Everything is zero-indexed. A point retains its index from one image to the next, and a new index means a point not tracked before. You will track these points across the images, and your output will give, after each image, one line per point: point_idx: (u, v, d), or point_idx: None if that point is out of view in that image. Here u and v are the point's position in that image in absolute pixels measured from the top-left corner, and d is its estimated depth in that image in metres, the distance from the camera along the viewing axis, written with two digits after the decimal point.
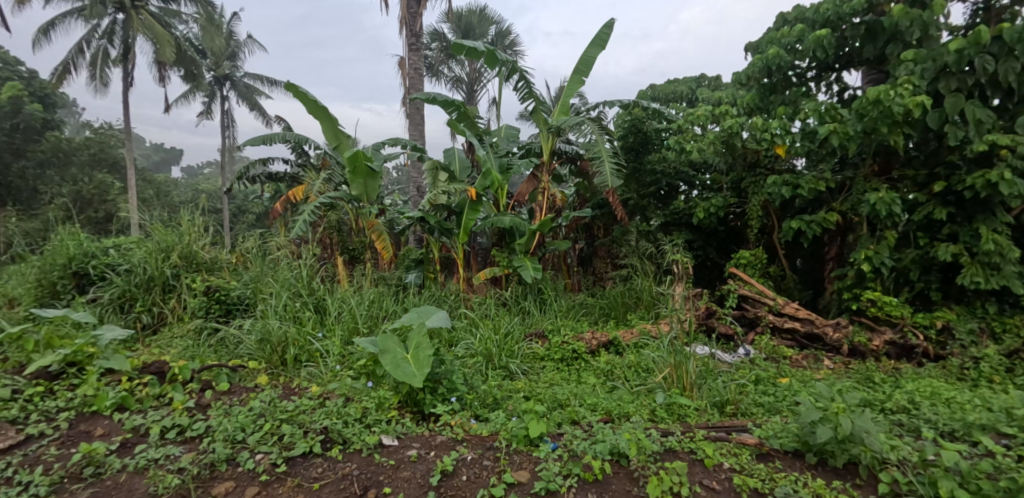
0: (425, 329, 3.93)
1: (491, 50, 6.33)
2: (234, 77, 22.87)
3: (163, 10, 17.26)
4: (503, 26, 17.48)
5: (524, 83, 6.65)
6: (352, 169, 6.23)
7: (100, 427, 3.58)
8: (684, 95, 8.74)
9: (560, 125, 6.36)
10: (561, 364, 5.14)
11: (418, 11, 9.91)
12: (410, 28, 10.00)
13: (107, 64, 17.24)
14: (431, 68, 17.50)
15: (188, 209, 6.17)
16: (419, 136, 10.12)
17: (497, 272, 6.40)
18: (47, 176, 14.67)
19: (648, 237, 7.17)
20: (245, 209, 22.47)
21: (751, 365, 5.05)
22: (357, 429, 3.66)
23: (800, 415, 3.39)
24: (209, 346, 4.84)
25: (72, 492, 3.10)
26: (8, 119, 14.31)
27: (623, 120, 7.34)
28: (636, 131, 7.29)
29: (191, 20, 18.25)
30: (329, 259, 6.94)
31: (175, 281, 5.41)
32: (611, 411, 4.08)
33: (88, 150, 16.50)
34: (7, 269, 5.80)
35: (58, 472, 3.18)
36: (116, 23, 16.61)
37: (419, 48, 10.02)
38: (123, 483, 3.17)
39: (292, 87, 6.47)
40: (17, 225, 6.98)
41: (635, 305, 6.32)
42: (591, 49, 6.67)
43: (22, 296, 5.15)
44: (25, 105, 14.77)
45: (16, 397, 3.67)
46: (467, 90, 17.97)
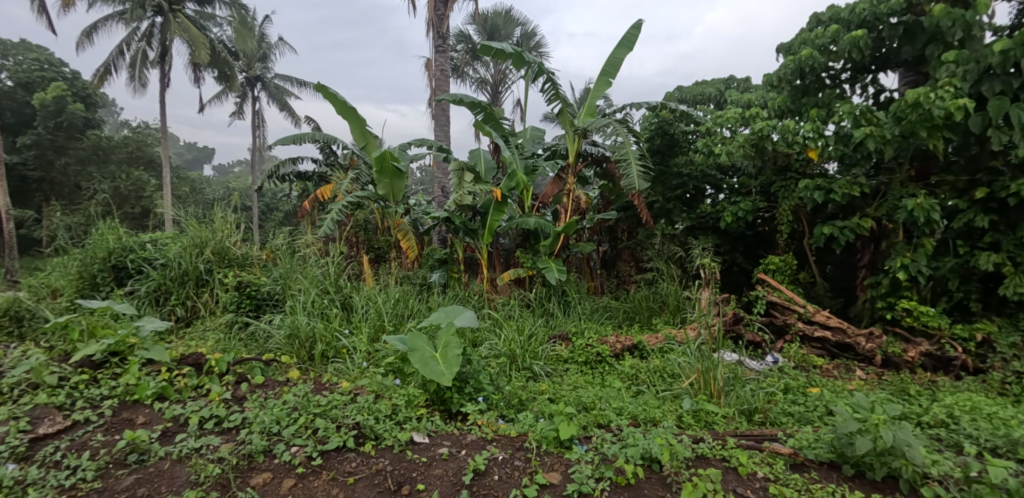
0: (452, 330, 4.20)
1: (519, 51, 6.19)
2: (264, 78, 23.35)
3: (200, 12, 17.66)
4: (529, 28, 17.47)
5: (551, 85, 6.56)
6: (379, 169, 6.24)
7: (142, 415, 3.71)
8: (712, 97, 8.58)
9: (586, 126, 6.23)
10: (585, 367, 5.12)
11: (445, 13, 9.97)
12: (437, 30, 10.08)
13: (145, 65, 17.81)
14: (456, 70, 17.58)
15: (221, 205, 6.29)
16: (444, 136, 10.17)
17: (522, 274, 6.34)
18: (88, 173, 15.50)
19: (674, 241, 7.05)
20: (274, 206, 22.99)
21: (780, 374, 4.91)
22: (389, 426, 3.82)
23: (838, 426, 3.36)
24: (240, 339, 4.95)
25: (117, 478, 3.23)
26: (51, 118, 15.09)
27: (650, 122, 7.15)
28: (663, 133, 7.09)
29: (226, 22, 18.70)
30: (355, 257, 6.96)
31: (208, 276, 5.52)
32: (637, 415, 4.25)
33: (126, 148, 17.26)
34: (51, 261, 5.98)
35: (104, 458, 3.31)
36: (155, 25, 17.21)
37: (445, 50, 10.03)
38: (166, 471, 3.31)
39: (320, 88, 6.46)
40: (61, 219, 7.21)
41: (661, 309, 6.18)
42: (619, 52, 6.59)
43: (65, 287, 5.35)
44: (68, 104, 15.32)
45: (63, 384, 3.81)
46: (492, 91, 18.00)
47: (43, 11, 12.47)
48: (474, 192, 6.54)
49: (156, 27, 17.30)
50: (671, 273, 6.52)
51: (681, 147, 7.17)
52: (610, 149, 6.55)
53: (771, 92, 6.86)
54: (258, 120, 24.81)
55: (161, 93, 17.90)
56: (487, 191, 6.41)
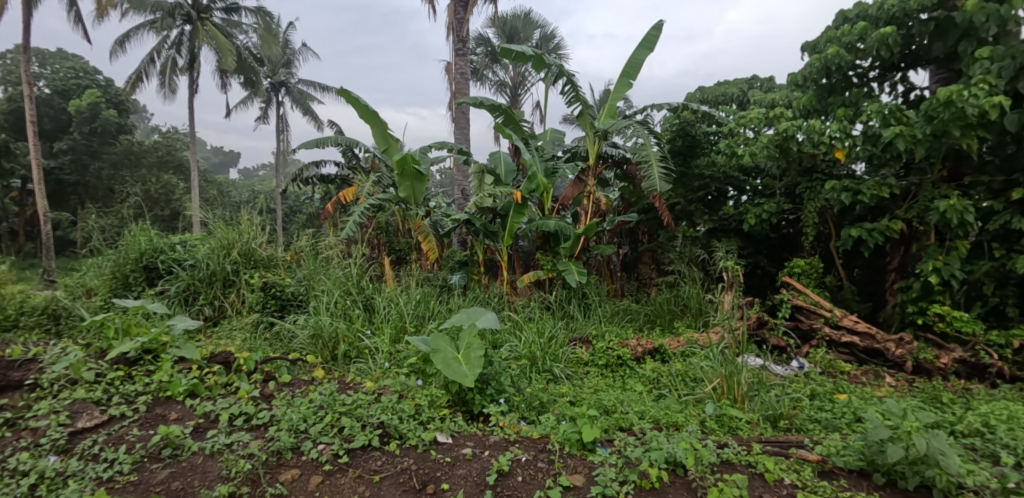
0: (475, 331, 4.29)
1: (539, 53, 6.18)
2: (289, 83, 23.80)
3: (227, 20, 18.05)
4: (547, 29, 17.45)
5: (571, 87, 6.55)
6: (400, 172, 6.30)
7: (174, 412, 3.80)
8: (735, 97, 8.42)
9: (607, 128, 6.20)
10: (606, 370, 5.07)
11: (465, 16, 10.03)
12: (457, 33, 10.14)
13: (175, 72, 18.33)
14: (476, 73, 17.65)
15: (247, 208, 6.43)
16: (464, 139, 10.22)
17: (542, 276, 6.32)
18: (120, 176, 16.39)
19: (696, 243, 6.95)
20: (297, 208, 23.39)
21: (806, 380, 4.80)
22: (412, 425, 3.91)
23: (869, 433, 3.36)
24: (266, 339, 5.05)
25: (152, 471, 3.33)
26: (87, 123, 15.92)
27: (671, 123, 7.06)
28: (684, 134, 6.97)
29: (251, 29, 19.13)
30: (377, 259, 7.04)
31: (235, 276, 5.65)
32: (659, 420, 4.24)
33: (156, 153, 17.80)
34: (86, 262, 6.17)
35: (139, 452, 3.42)
36: (183, 33, 17.61)
37: (465, 54, 10.07)
38: (199, 466, 3.40)
39: (343, 92, 6.54)
40: (95, 221, 7.43)
41: (682, 312, 6.09)
42: (639, 53, 6.55)
43: (99, 287, 5.52)
44: (102, 110, 16.11)
45: (100, 379, 3.91)
46: (512, 94, 18.01)
47: (78, 21, 12.93)
48: (494, 194, 6.50)
49: (185, 34, 17.74)
50: (693, 276, 6.42)
51: (703, 149, 7.06)
52: (631, 151, 6.50)
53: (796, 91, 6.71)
54: (282, 125, 25.30)
55: (189, 99, 18.38)
56: (507, 193, 6.42)
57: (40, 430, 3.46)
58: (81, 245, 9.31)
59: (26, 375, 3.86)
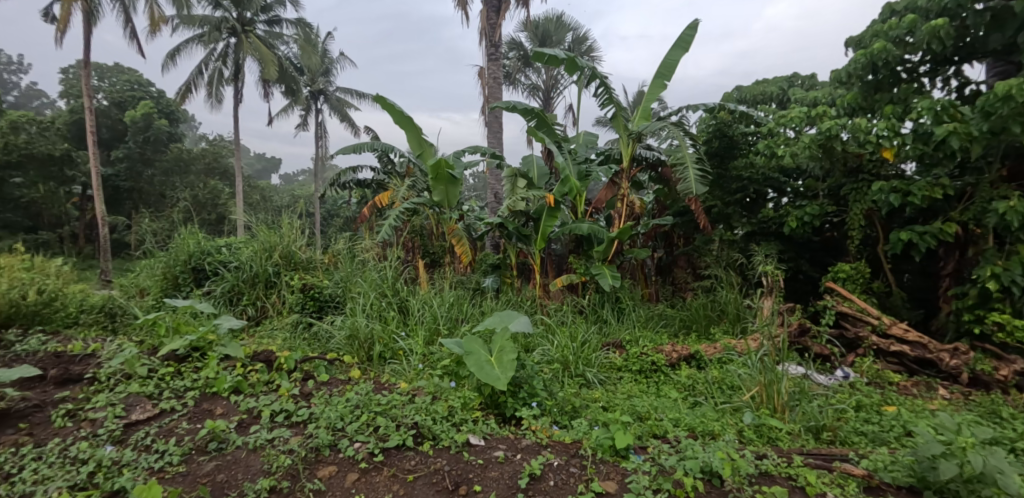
0: (508, 334, 4.31)
1: (572, 56, 6.15)
2: (328, 91, 24.50)
3: (269, 32, 18.78)
4: (580, 32, 17.37)
5: (604, 89, 6.48)
6: (434, 176, 6.39)
7: (220, 407, 3.96)
8: (774, 96, 8.09)
9: (640, 130, 6.11)
10: (639, 376, 4.98)
11: (497, 21, 10.09)
12: (490, 38, 10.20)
13: (221, 82, 19.19)
14: (508, 77, 17.73)
15: (288, 212, 6.65)
16: (497, 143, 10.26)
17: (575, 280, 6.27)
18: (172, 183, 17.49)
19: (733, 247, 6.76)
20: (333, 212, 24.00)
21: (851, 390, 4.58)
22: (445, 427, 3.96)
23: (918, 448, 3.20)
24: (305, 338, 5.19)
25: (199, 463, 3.48)
26: (141, 133, 16.94)
27: (708, 124, 6.89)
28: (721, 135, 6.75)
29: (292, 40, 19.85)
30: (411, 262, 7.14)
31: (276, 278, 5.85)
32: (695, 428, 4.14)
33: (205, 161, 18.84)
34: (140, 263, 6.49)
35: (187, 444, 3.58)
36: (228, 46, 18.46)
37: (498, 58, 10.11)
38: (243, 459, 3.54)
39: (379, 99, 6.68)
40: (149, 225, 7.82)
41: (719, 318, 5.93)
42: (675, 54, 6.44)
43: (151, 287, 5.80)
44: (154, 120, 17.18)
45: (152, 375, 4.11)
46: (544, 97, 18.00)
47: (133, 37, 13.79)
48: (527, 198, 6.37)
49: (230, 47, 18.59)
50: (730, 280, 6.25)
51: (741, 150, 6.87)
52: (665, 153, 6.39)
53: (840, 89, 6.44)
54: (321, 131, 26.07)
55: (234, 108, 19.21)
56: (540, 197, 6.40)
57: (97, 421, 3.63)
58: (135, 247, 9.81)
59: (85, 369, 4.09)
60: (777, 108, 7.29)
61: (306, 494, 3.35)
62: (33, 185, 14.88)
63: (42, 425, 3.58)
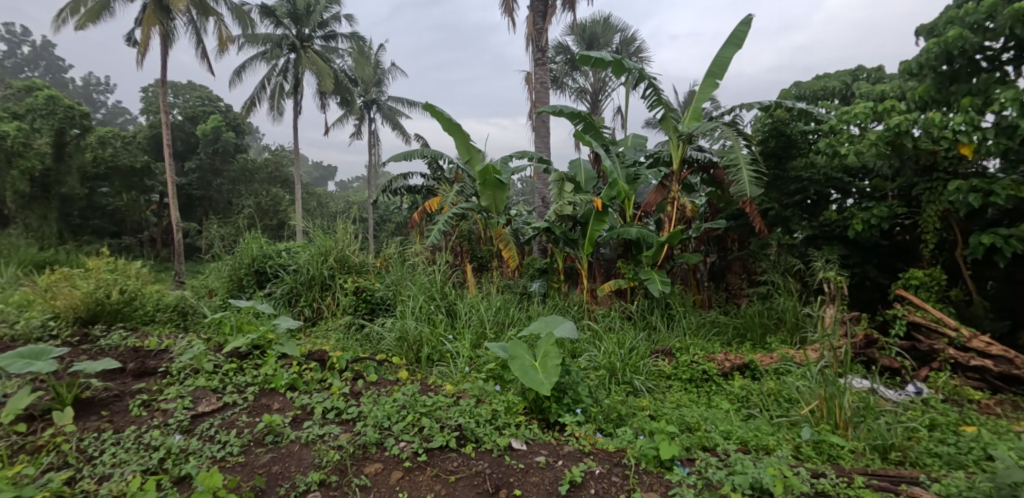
0: (552, 339, 4.26)
1: (618, 59, 6.08)
2: (380, 100, 25.27)
3: (325, 46, 19.65)
4: (627, 33, 17.08)
5: (653, 90, 6.38)
6: (482, 181, 6.49)
7: (277, 402, 4.18)
8: (836, 91, 7.44)
9: (691, 131, 5.93)
10: (690, 385, 4.83)
11: (543, 26, 10.09)
12: (536, 43, 10.19)
13: (282, 96, 20.22)
14: (555, 81, 17.68)
15: (342, 218, 6.92)
16: (544, 147, 10.22)
17: (623, 285, 6.15)
18: (237, 190, 18.91)
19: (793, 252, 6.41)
20: (385, 217, 24.67)
21: (924, 408, 4.22)
22: (488, 430, 3.99)
23: (997, 473, 2.94)
24: (357, 339, 5.38)
25: (257, 454, 3.68)
26: (211, 145, 18.36)
27: (763, 123, 6.59)
28: (778, 134, 6.47)
29: (347, 53, 20.65)
30: (459, 266, 7.24)
31: (331, 280, 6.11)
32: (748, 442, 3.94)
33: (267, 170, 20.08)
34: (209, 266, 6.94)
35: (246, 436, 3.79)
36: (288, 61, 19.46)
37: (545, 63, 10.07)
38: (296, 453, 3.71)
39: (428, 107, 6.84)
40: (219, 231, 8.34)
41: (776, 326, 5.66)
42: (727, 52, 6.31)
43: (218, 288, 6.20)
44: (223, 133, 18.56)
45: (217, 370, 4.41)
46: (592, 100, 17.81)
47: (204, 56, 14.83)
48: (574, 202, 6.34)
49: (289, 62, 19.57)
50: (788, 287, 5.94)
51: (801, 149, 6.51)
52: (718, 154, 6.18)
53: (909, 81, 5.98)
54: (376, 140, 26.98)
55: (294, 120, 20.22)
56: (587, 201, 6.33)
57: (168, 411, 3.92)
58: (205, 250, 10.44)
59: (159, 364, 4.45)
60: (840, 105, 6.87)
61: (352, 489, 3.48)
62: (118, 193, 16.40)
63: (121, 413, 3.89)
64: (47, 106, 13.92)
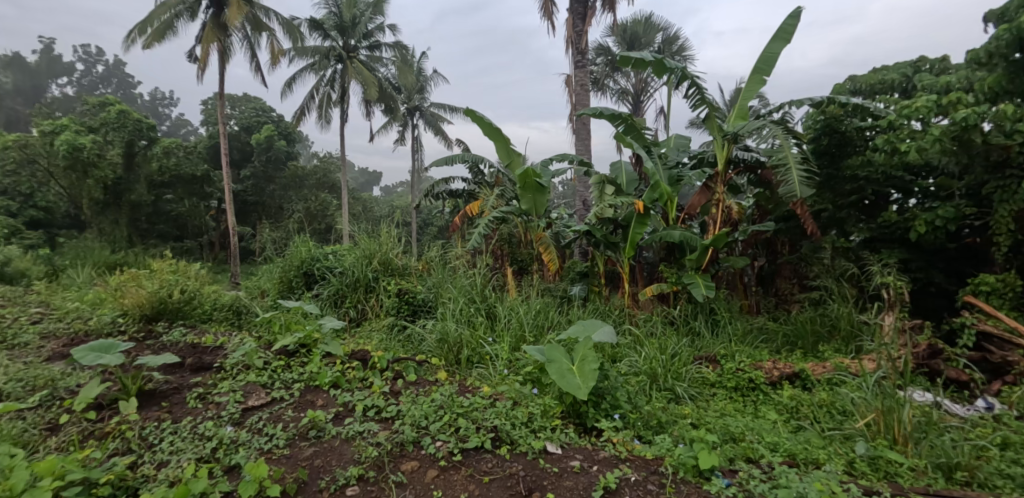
0: (591, 344, 4.21)
1: (660, 58, 5.96)
2: (423, 107, 25.48)
3: (370, 56, 20.23)
4: (670, 31, 16.69)
5: (696, 89, 6.23)
6: (522, 185, 6.48)
7: (321, 399, 4.35)
8: (896, 84, 6.90)
9: (737, 131, 5.74)
10: (735, 394, 4.67)
11: (583, 28, 9.99)
12: (576, 46, 10.10)
13: (330, 105, 20.91)
14: (596, 83, 17.50)
15: (386, 222, 7.11)
16: (585, 150, 10.11)
17: (666, 289, 6.01)
18: (288, 196, 19.89)
19: (850, 256, 6.06)
20: (429, 221, 25.11)
21: (995, 425, 3.89)
22: (523, 432, 3.99)
23: None
24: (399, 340, 5.51)
25: (301, 447, 3.83)
26: (264, 153, 19.35)
27: (814, 120, 6.27)
28: (831, 132, 6.15)
29: (391, 62, 21.18)
30: (500, 269, 7.28)
31: (376, 283, 6.29)
32: (795, 455, 3.74)
33: (317, 175, 20.95)
34: (262, 268, 7.29)
35: (292, 430, 3.96)
36: (336, 72, 20.15)
37: (585, 65, 9.97)
38: (337, 447, 3.84)
39: (468, 113, 6.91)
40: (273, 234, 8.74)
41: (830, 334, 5.40)
42: (776, 46, 6.22)
43: (270, 290, 6.51)
44: (275, 141, 19.51)
45: (267, 366, 4.64)
46: (634, 101, 17.49)
47: (258, 70, 15.61)
48: (615, 204, 6.36)
49: (337, 72, 20.26)
50: (842, 292, 5.68)
51: (857, 147, 6.16)
52: (765, 154, 5.95)
53: (979, 71, 5.55)
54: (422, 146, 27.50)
55: (341, 128, 20.89)
56: (629, 203, 6.24)
57: (222, 404, 4.16)
58: (259, 254, 11.20)
59: (214, 359, 4.74)
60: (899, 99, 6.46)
61: (389, 485, 3.55)
62: (181, 200, 17.80)
63: (179, 404, 4.16)
64: (119, 120, 15.15)
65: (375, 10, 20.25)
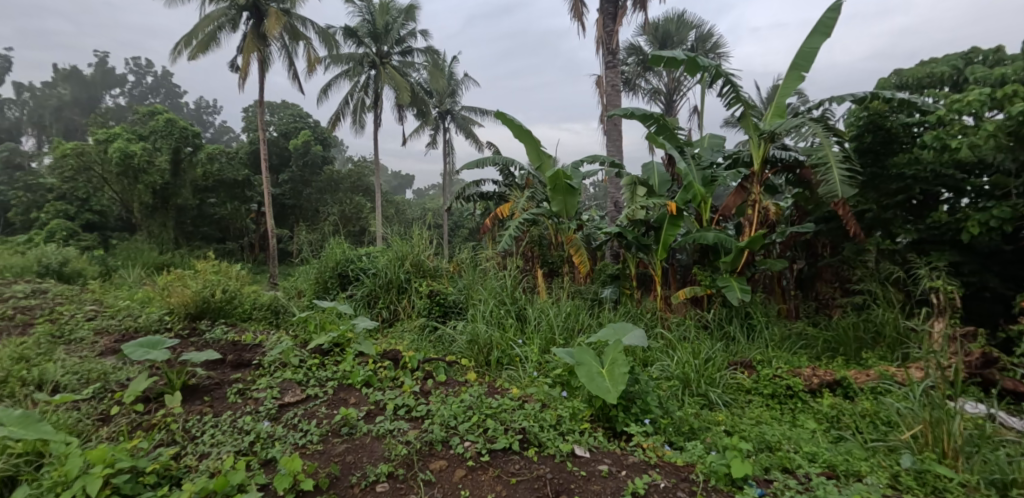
0: (620, 347, 4.10)
1: (693, 57, 5.86)
2: (453, 110, 25.81)
3: (403, 61, 20.60)
4: (704, 29, 16.32)
5: (731, 88, 6.10)
6: (553, 187, 6.53)
7: (353, 397, 4.45)
8: (947, 77, 6.51)
9: (774, 129, 5.58)
10: (772, 401, 4.52)
11: (614, 28, 9.88)
12: (607, 46, 10.00)
13: (364, 110, 21.35)
14: (627, 83, 17.31)
15: (419, 224, 7.22)
16: (617, 151, 9.99)
17: (699, 292, 5.88)
18: (324, 199, 20.53)
19: (897, 259, 5.78)
20: (460, 223, 25.36)
21: None
22: (552, 435, 3.97)
23: None
24: (430, 341, 5.58)
25: (333, 444, 3.93)
26: (302, 158, 20.11)
27: (857, 117, 6.03)
28: (876, 128, 5.89)
29: (423, 67, 21.51)
30: (531, 271, 7.27)
31: (408, 284, 6.40)
32: (834, 465, 3.59)
33: (352, 179, 21.51)
34: (299, 269, 7.50)
35: (325, 426, 4.07)
36: (370, 78, 20.58)
37: (616, 66, 9.86)
38: (368, 444, 3.91)
39: (499, 115, 6.95)
40: (310, 236, 8.98)
41: (875, 342, 5.17)
42: (815, 40, 6.05)
43: (307, 290, 6.70)
44: (311, 146, 20.23)
45: (302, 364, 4.79)
46: (666, 101, 17.19)
47: (295, 78, 16.15)
48: (647, 206, 6.28)
49: (371, 78, 20.69)
50: (887, 297, 5.45)
51: (904, 144, 5.88)
52: (804, 153, 5.77)
53: None
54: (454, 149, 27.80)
55: (375, 133, 21.32)
56: (661, 205, 6.14)
57: (260, 400, 4.31)
58: (296, 253, 11.69)
59: (253, 356, 4.92)
60: (949, 92, 6.13)
61: (417, 484, 3.59)
62: (223, 204, 18.36)
63: (220, 399, 4.34)
64: (166, 128, 15.85)
65: (407, 16, 20.61)
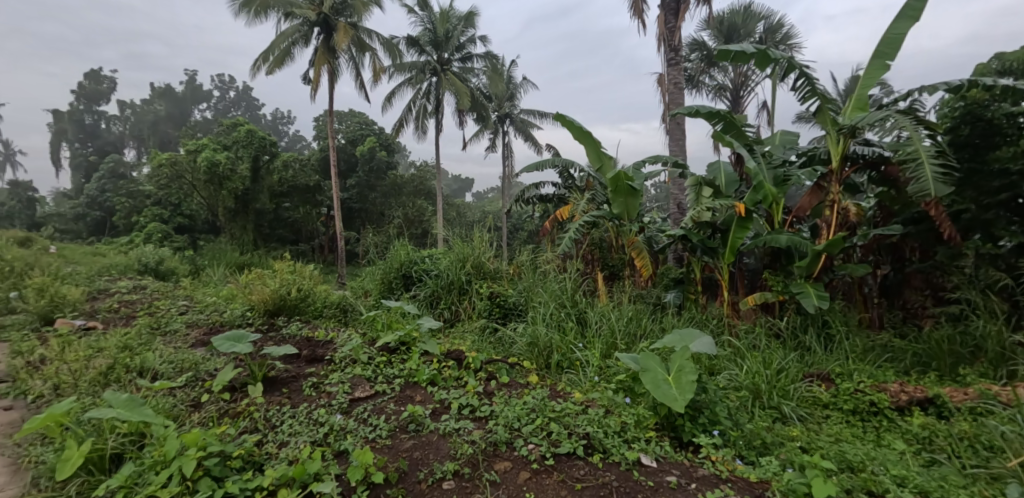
0: (688, 353, 4.00)
1: (763, 50, 5.51)
2: (512, 113, 25.94)
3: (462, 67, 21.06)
4: (774, 19, 15.42)
5: (805, 80, 5.69)
6: (614, 189, 6.52)
7: (419, 394, 4.56)
8: None
9: (855, 124, 5.20)
10: (852, 417, 4.16)
11: (676, 24, 9.55)
12: (669, 43, 9.68)
13: (427, 115, 21.93)
14: (692, 80, 16.74)
15: (479, 227, 7.32)
16: (680, 151, 9.65)
17: (771, 299, 5.50)
18: (388, 203, 21.39)
19: (1001, 264, 5.20)
20: (520, 226, 25.53)
21: None
22: (617, 441, 3.85)
23: None
24: (490, 342, 5.65)
25: (401, 439, 4.04)
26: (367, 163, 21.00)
27: (951, 107, 5.50)
28: (974, 119, 5.35)
29: (482, 72, 21.86)
30: (591, 274, 7.18)
31: (469, 285, 6.52)
32: (928, 492, 3.21)
33: (414, 183, 22.24)
34: (365, 270, 7.82)
35: (394, 422, 4.20)
36: (431, 84, 21.17)
37: (680, 62, 9.53)
38: (435, 442, 3.97)
39: (559, 117, 6.92)
40: (377, 239, 9.34)
41: (973, 357, 4.67)
42: (901, 26, 5.51)
43: (373, 290, 6.99)
44: (376, 152, 21.20)
45: (370, 361, 4.99)
46: (733, 97, 16.39)
47: (361, 87, 16.87)
48: (713, 207, 5.95)
49: (433, 84, 21.30)
50: (990, 307, 4.93)
51: (1008, 136, 5.22)
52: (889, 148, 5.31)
53: None
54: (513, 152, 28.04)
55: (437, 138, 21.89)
56: (728, 206, 5.87)
57: (333, 394, 4.53)
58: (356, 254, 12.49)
59: (326, 352, 5.19)
60: None
61: (483, 483, 3.61)
62: (298, 207, 19.93)
63: (297, 391, 4.61)
64: (247, 138, 17.01)
65: (466, 23, 21.01)
